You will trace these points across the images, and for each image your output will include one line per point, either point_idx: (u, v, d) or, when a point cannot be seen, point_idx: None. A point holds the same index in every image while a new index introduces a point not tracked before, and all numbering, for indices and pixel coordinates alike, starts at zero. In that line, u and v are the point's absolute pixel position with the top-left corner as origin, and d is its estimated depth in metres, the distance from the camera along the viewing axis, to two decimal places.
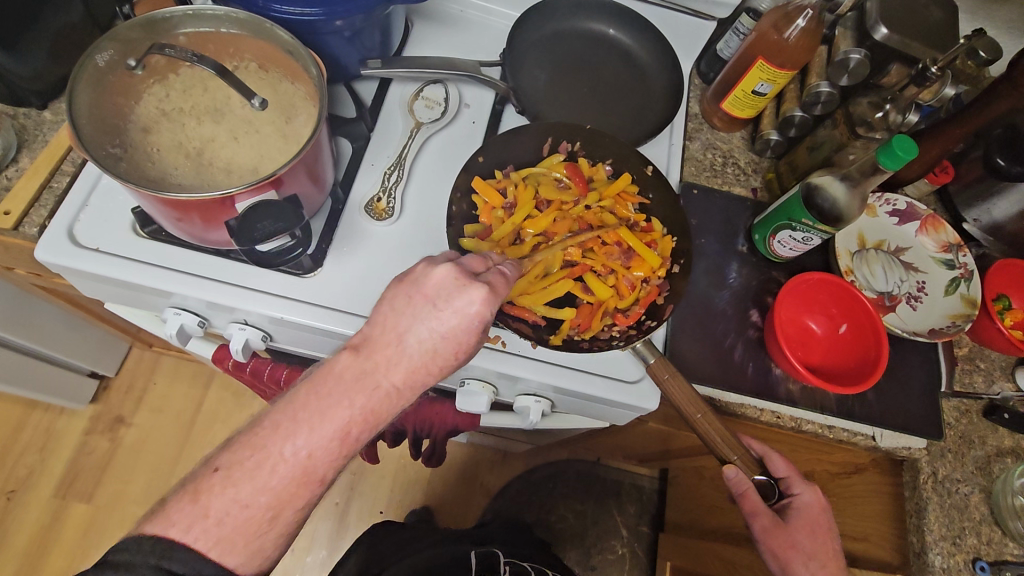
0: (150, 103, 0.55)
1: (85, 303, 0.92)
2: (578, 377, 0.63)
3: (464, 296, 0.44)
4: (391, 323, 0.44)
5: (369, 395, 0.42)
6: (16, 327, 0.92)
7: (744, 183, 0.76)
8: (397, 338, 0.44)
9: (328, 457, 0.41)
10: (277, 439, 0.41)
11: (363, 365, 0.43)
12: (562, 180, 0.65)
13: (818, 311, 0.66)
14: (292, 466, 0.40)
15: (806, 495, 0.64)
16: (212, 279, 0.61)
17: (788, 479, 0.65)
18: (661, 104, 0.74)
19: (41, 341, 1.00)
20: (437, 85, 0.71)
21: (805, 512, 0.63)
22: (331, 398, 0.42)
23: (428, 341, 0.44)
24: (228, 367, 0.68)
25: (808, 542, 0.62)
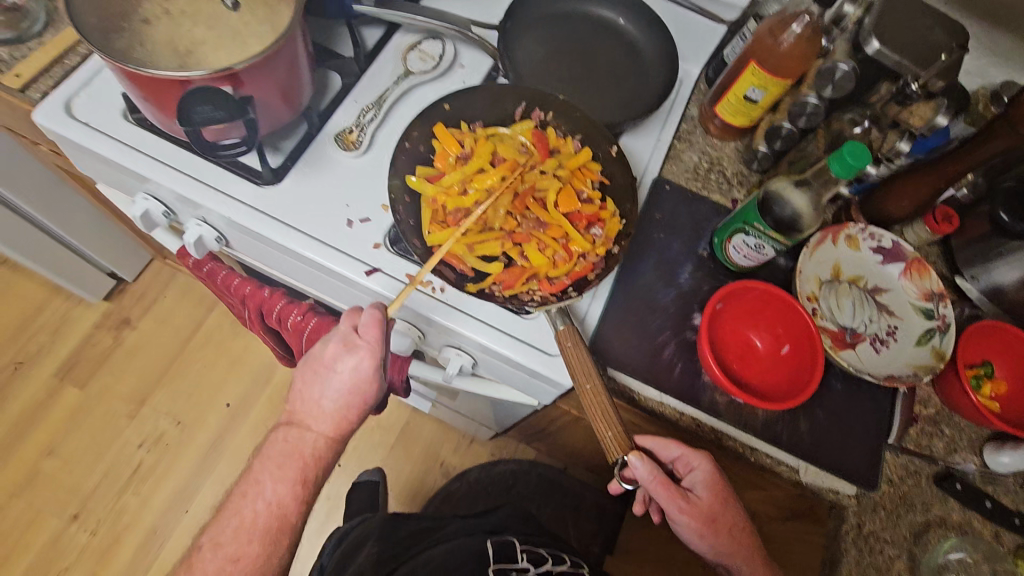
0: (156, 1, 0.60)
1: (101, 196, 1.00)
2: (498, 338, 0.60)
3: (348, 358, 0.57)
4: (308, 395, 0.59)
5: (315, 440, 0.59)
6: (40, 205, 1.01)
7: (725, 192, 0.74)
8: (314, 404, 0.59)
9: (291, 499, 0.59)
10: (248, 500, 0.58)
11: (294, 437, 0.59)
12: (526, 146, 0.66)
13: (763, 325, 0.62)
14: (267, 505, 0.58)
15: (704, 464, 0.60)
16: (180, 171, 0.64)
17: (684, 456, 0.60)
18: (651, 96, 0.74)
19: (64, 227, 1.10)
20: (437, 41, 0.74)
21: (707, 483, 0.60)
22: (280, 457, 0.59)
23: (340, 393, 0.58)
24: (189, 264, 0.73)
25: (717, 515, 0.61)
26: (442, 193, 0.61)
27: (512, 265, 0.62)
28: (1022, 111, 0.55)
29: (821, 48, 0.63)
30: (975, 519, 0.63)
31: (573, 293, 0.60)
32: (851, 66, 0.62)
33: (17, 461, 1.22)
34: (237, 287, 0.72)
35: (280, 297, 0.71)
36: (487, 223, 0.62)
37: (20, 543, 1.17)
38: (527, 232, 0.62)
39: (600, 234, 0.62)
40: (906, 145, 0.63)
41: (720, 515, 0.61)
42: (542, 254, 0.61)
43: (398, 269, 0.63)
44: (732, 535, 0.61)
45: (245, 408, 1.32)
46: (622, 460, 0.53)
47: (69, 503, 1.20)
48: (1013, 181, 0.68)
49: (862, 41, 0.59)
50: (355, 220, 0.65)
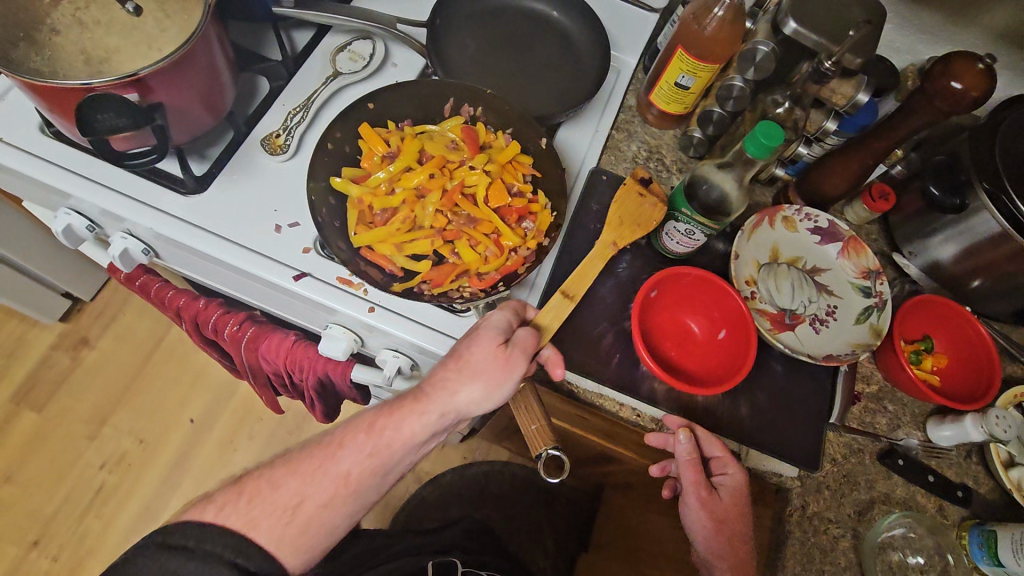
0: (65, 10, 0.58)
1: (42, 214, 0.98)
2: (431, 338, 0.60)
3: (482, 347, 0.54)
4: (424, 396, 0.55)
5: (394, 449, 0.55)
6: None
7: (664, 180, 0.74)
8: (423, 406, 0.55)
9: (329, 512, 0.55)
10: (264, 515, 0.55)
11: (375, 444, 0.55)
12: (455, 142, 0.65)
13: (698, 311, 0.63)
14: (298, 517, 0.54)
15: (737, 474, 0.60)
16: (100, 183, 0.62)
17: (721, 459, 0.60)
18: (585, 87, 0.73)
19: (9, 247, 1.07)
20: (366, 41, 0.73)
21: (736, 491, 0.60)
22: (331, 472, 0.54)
23: (455, 388, 0.54)
24: (121, 278, 0.72)
25: (725, 527, 0.60)
26: (368, 191, 0.61)
27: (443, 263, 0.61)
28: (937, 84, 0.55)
29: (744, 31, 0.63)
30: (919, 494, 0.64)
31: (504, 288, 0.59)
32: (772, 47, 0.62)
33: None
34: (171, 299, 0.71)
35: (216, 307, 0.70)
36: (415, 220, 0.61)
37: None
38: (457, 228, 0.61)
39: (531, 228, 0.62)
40: (834, 124, 0.65)
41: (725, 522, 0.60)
42: (472, 250, 0.60)
43: (329, 273, 0.61)
44: (739, 554, 0.59)
45: (211, 423, 1.30)
46: (544, 455, 0.51)
47: (30, 530, 1.18)
48: (943, 156, 0.68)
49: (780, 22, 0.59)
50: (283, 225, 0.63)
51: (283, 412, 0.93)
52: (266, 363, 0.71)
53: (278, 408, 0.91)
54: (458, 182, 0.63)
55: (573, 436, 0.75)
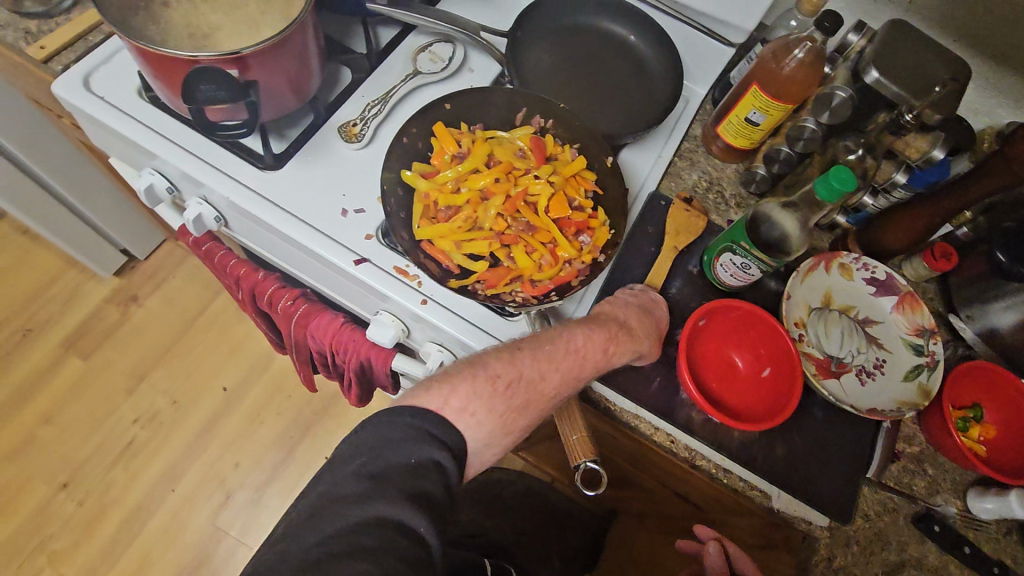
0: None
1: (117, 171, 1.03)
2: (477, 336, 0.61)
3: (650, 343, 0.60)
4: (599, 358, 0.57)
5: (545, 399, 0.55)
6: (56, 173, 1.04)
7: (721, 213, 0.74)
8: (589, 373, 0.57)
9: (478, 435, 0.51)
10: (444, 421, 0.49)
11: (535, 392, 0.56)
12: (523, 150, 0.67)
13: (745, 346, 0.62)
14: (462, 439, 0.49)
15: None
16: (185, 149, 0.66)
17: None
18: (654, 112, 0.74)
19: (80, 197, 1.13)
20: (448, 44, 0.76)
21: None
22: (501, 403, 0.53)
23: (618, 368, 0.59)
24: (189, 241, 0.75)
25: None
26: (434, 187, 0.62)
27: (498, 266, 0.62)
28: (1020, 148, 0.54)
29: (823, 74, 0.64)
30: (951, 564, 0.62)
31: (556, 298, 0.60)
32: (850, 94, 0.62)
33: (17, 424, 1.25)
34: (233, 267, 0.74)
35: (273, 281, 0.73)
36: (475, 220, 0.63)
37: (8, 507, 1.19)
38: (515, 234, 0.63)
39: (588, 243, 0.63)
40: (904, 177, 0.64)
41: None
42: (527, 257, 0.62)
43: (387, 261, 0.64)
44: None
45: (242, 393, 1.34)
46: (583, 467, 0.52)
47: (61, 471, 1.23)
48: (1014, 222, 0.67)
49: (862, 70, 0.60)
50: (349, 210, 0.66)
51: (316, 390, 0.95)
52: (313, 341, 0.74)
53: (312, 385, 0.94)
54: (521, 189, 0.64)
55: (596, 455, 0.76)
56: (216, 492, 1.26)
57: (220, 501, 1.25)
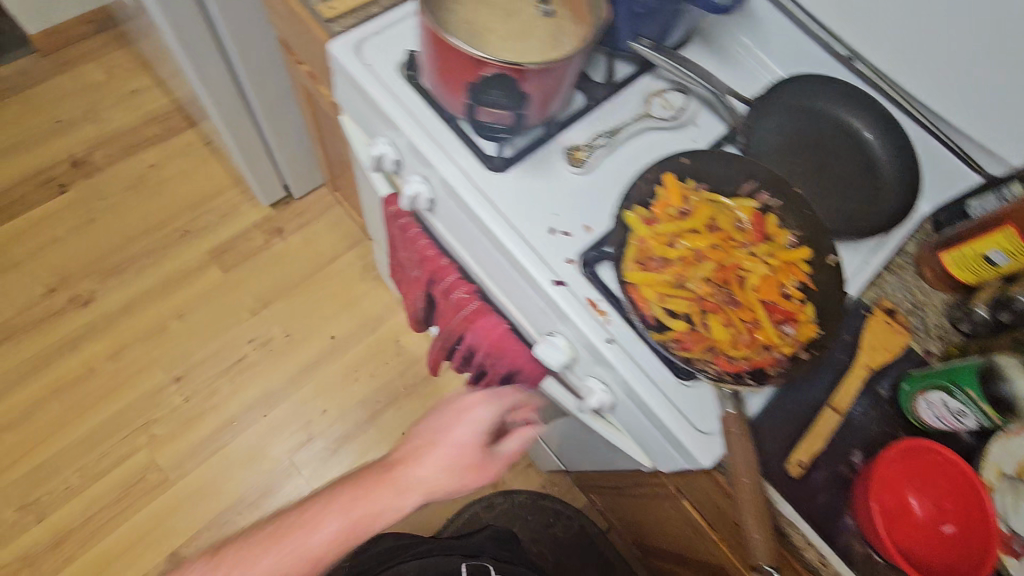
0: None
1: (319, 119, 1.11)
2: (654, 392, 0.60)
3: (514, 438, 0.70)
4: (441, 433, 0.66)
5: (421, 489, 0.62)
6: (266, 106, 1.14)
7: (920, 342, 0.69)
8: (450, 441, 0.65)
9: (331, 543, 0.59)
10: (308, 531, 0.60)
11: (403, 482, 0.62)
12: (742, 222, 0.65)
13: (929, 493, 0.58)
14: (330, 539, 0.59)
15: None
16: (424, 129, 0.69)
17: None
18: (881, 220, 0.70)
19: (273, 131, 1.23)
20: (682, 94, 0.76)
21: None
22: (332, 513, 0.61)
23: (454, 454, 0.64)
24: (391, 211, 0.80)
25: None
26: (652, 235, 0.62)
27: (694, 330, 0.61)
28: None
29: None
30: None
31: (748, 381, 0.58)
32: None
33: (154, 312, 1.36)
34: (422, 248, 0.78)
35: (456, 270, 0.76)
36: (684, 278, 0.62)
37: (126, 383, 1.30)
38: (718, 305, 0.61)
39: (790, 335, 0.60)
40: None
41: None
42: (726, 332, 0.60)
43: (582, 290, 0.64)
44: None
45: (346, 347, 1.40)
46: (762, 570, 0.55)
47: (177, 366, 1.33)
48: None
49: None
50: (557, 230, 0.67)
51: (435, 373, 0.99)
52: (473, 338, 0.76)
53: (434, 368, 0.97)
54: (734, 261, 0.63)
55: (702, 536, 0.73)
56: (298, 431, 1.32)
57: (300, 441, 1.31)
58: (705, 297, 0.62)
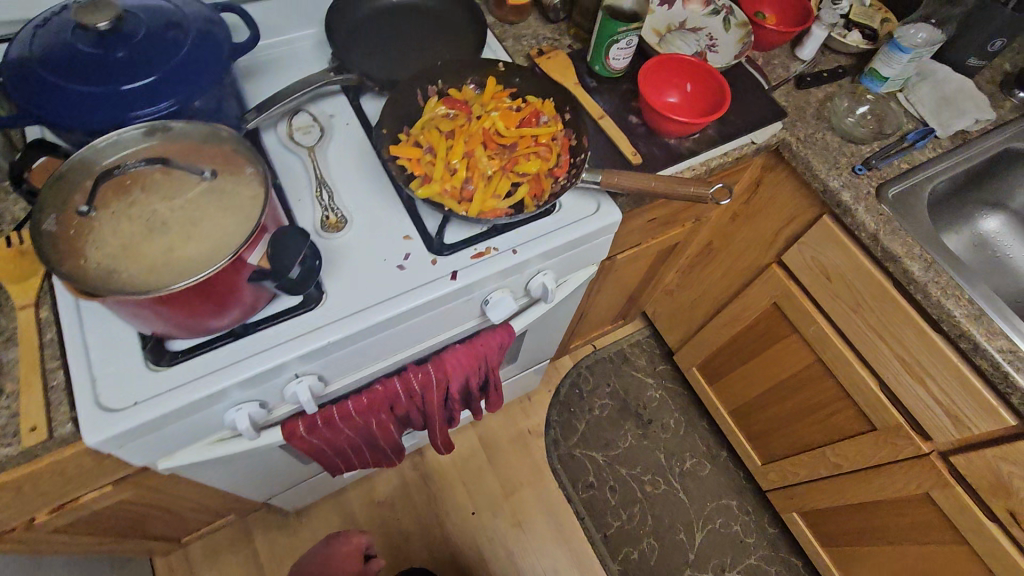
0: (113, 237, 0.57)
1: (90, 536, 0.85)
2: (558, 234, 0.75)
3: None
4: None
5: None
6: None
7: (561, 45, 0.93)
8: None
9: None
10: None
11: None
12: (449, 112, 0.77)
13: (668, 88, 0.86)
14: None
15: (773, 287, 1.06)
16: (253, 355, 0.64)
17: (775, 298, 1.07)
18: (464, 18, 0.88)
19: None
20: (301, 114, 0.80)
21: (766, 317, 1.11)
22: None
23: None
24: (299, 437, 0.73)
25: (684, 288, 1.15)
26: (434, 168, 0.72)
27: (505, 159, 0.75)
28: None
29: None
30: (827, 85, 0.95)
31: (576, 177, 0.73)
32: None
33: None
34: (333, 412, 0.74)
35: (392, 379, 0.76)
36: (466, 160, 0.74)
37: None
38: (516, 134, 0.76)
39: (549, 118, 0.77)
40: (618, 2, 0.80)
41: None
42: (508, 131, 0.76)
43: (464, 257, 0.72)
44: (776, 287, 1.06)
45: None
46: (678, 137, 0.83)
47: None
48: None
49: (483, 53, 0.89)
50: (401, 262, 0.71)
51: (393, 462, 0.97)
52: (452, 379, 0.80)
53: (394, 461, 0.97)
54: (491, 116, 0.77)
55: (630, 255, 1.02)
56: None
57: None
58: (500, 136, 0.76)
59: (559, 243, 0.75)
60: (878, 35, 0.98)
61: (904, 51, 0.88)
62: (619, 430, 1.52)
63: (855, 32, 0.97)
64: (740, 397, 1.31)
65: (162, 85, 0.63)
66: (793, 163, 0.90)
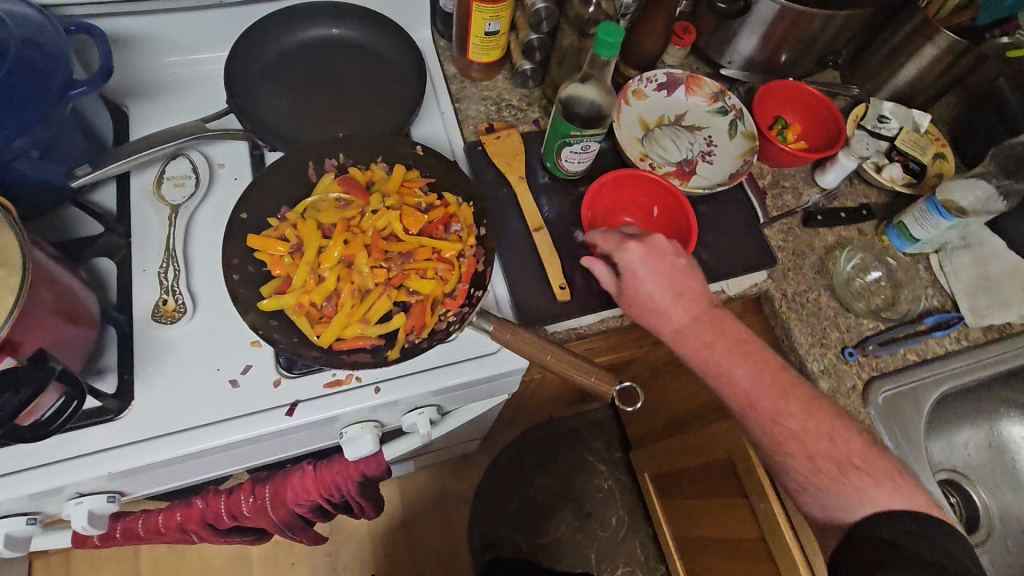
0: None
1: None
2: (439, 375, 0.61)
3: None
4: None
5: None
6: None
7: (524, 120, 0.77)
8: None
9: None
10: None
11: None
12: (342, 198, 0.63)
13: (629, 206, 0.70)
14: None
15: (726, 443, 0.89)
16: (16, 471, 0.53)
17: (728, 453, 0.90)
18: (408, 68, 0.72)
19: None
20: (179, 159, 0.66)
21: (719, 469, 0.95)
22: None
23: None
24: (95, 543, 0.63)
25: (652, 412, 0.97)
26: (299, 274, 0.58)
27: (394, 271, 0.61)
28: None
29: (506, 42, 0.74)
30: (842, 229, 0.76)
31: (469, 319, 0.57)
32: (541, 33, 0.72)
33: None
34: (137, 525, 0.63)
35: (216, 496, 0.65)
36: (344, 267, 0.60)
37: None
38: (415, 243, 0.62)
39: (461, 228, 0.62)
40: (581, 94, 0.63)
41: (723, 338, 0.59)
42: (407, 236, 0.62)
43: (315, 384, 0.59)
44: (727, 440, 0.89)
45: None
46: None
47: None
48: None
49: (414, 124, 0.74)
50: (236, 376, 0.59)
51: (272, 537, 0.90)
52: (293, 505, 0.68)
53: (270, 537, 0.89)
54: (390, 213, 0.62)
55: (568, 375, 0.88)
56: None
57: None
58: (397, 239, 0.62)
59: (436, 388, 0.60)
60: (925, 174, 0.78)
61: (944, 216, 0.68)
62: (553, 516, 1.38)
63: (897, 163, 0.78)
64: (683, 527, 1.16)
65: None
66: (771, 321, 0.73)
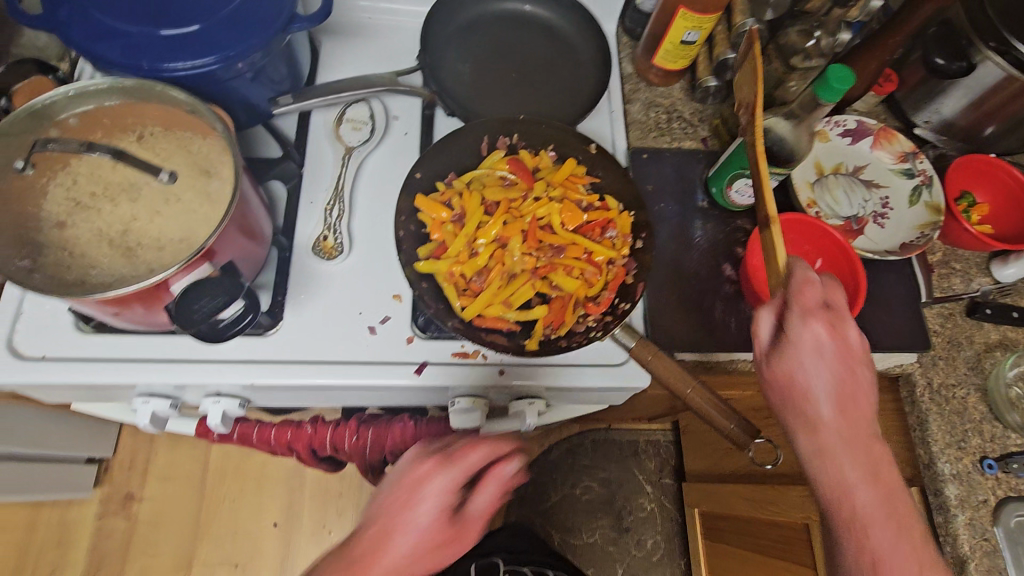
0: (58, 196, 0.49)
1: None
2: (561, 373, 0.61)
3: None
4: None
5: None
6: None
7: (693, 136, 0.74)
8: None
9: None
10: None
11: None
12: (507, 177, 0.63)
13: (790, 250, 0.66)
14: None
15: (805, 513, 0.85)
16: (174, 361, 0.57)
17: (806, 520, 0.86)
18: (592, 60, 0.71)
19: None
20: (359, 104, 0.68)
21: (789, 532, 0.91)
22: None
23: None
24: (215, 437, 0.68)
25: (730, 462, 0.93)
26: (455, 244, 0.59)
27: (543, 263, 0.61)
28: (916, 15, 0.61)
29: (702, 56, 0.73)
30: (1010, 330, 0.69)
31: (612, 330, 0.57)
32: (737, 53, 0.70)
33: None
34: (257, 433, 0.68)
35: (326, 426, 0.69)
36: (496, 245, 0.60)
37: None
38: (568, 239, 0.61)
39: (616, 236, 0.61)
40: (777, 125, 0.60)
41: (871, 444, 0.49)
42: (560, 230, 0.62)
43: (444, 351, 0.61)
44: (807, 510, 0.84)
45: (294, 522, 1.29)
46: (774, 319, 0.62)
47: None
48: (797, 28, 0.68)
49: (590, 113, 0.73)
50: (375, 324, 0.61)
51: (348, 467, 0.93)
52: (389, 452, 0.70)
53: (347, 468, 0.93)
54: (552, 204, 0.62)
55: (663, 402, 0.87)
56: None
57: None
58: (551, 231, 0.62)
59: (556, 384, 0.60)
60: None
61: None
62: (590, 522, 1.39)
63: None
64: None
65: (205, 37, 0.54)
66: (907, 406, 0.69)
